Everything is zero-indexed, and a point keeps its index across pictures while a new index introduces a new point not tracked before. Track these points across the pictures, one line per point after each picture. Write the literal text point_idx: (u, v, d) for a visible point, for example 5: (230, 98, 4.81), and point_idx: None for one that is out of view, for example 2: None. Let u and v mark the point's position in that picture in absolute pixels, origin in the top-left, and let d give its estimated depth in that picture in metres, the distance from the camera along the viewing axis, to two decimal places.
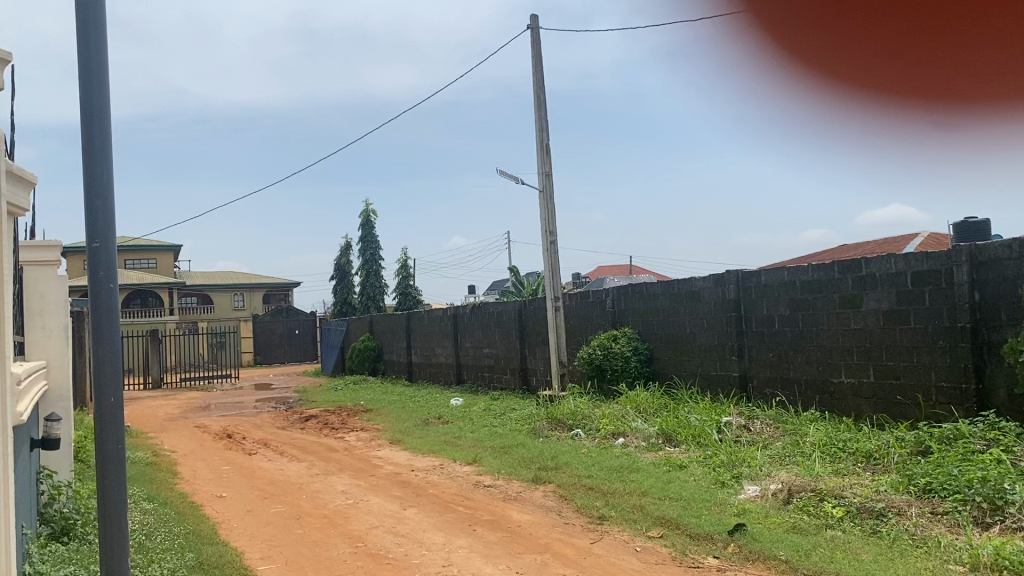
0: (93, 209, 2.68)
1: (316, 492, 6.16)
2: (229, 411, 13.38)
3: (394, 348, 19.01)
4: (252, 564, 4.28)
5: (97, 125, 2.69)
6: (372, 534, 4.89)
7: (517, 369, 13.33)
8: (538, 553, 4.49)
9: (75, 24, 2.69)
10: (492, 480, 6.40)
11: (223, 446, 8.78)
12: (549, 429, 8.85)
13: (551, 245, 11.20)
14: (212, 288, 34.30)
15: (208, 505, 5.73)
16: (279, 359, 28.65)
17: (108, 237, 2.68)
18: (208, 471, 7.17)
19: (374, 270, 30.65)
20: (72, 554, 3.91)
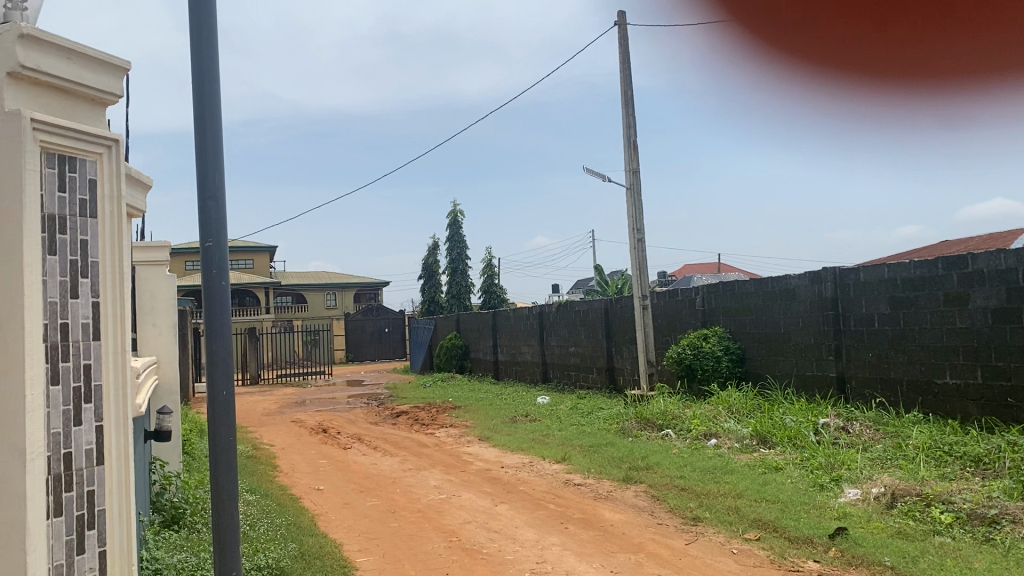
0: (206, 210, 2.79)
1: (409, 486, 6.28)
2: (324, 406, 13.74)
3: (480, 346, 19.17)
4: (351, 556, 4.39)
5: (209, 130, 2.80)
6: (466, 529, 4.95)
7: (604, 368, 13.26)
8: (632, 553, 4.46)
9: (189, 28, 2.80)
10: (583, 479, 6.39)
11: (318, 441, 9.02)
12: (638, 429, 8.76)
13: (638, 243, 11.10)
14: (305, 288, 35.34)
15: (306, 498, 5.91)
16: (370, 356, 29.25)
17: (220, 237, 2.79)
18: (306, 464, 7.38)
19: (460, 269, 31.00)
20: (183, 541, 4.09)
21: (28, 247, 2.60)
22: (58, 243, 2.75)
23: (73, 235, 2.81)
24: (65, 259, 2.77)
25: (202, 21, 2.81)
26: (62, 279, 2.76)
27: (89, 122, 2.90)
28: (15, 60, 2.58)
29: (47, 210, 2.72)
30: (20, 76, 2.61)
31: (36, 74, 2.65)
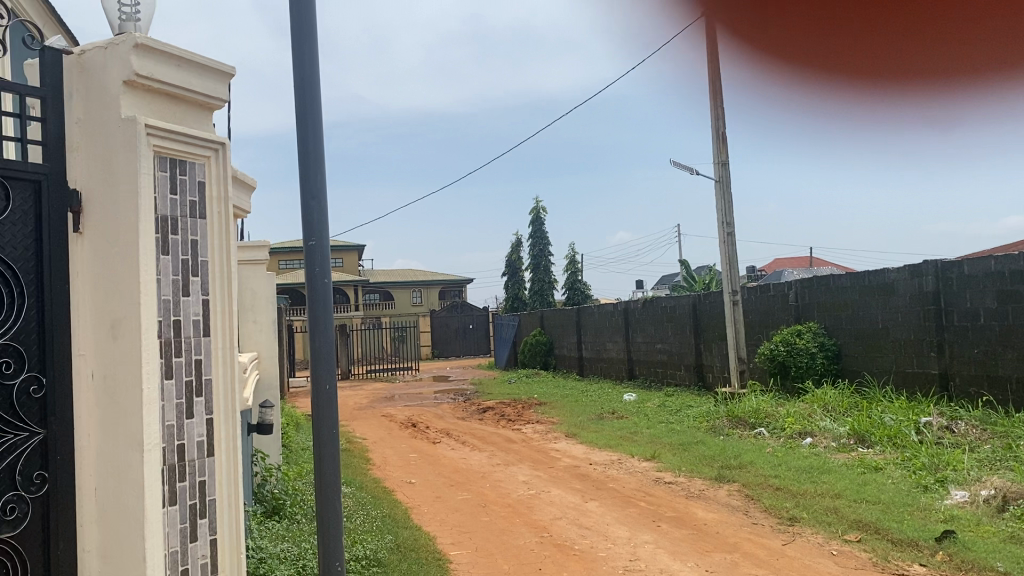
0: (309, 210, 2.87)
1: (499, 481, 6.32)
2: (412, 401, 13.97)
3: (565, 342, 19.16)
4: (445, 549, 4.45)
5: (311, 132, 2.88)
6: (557, 525, 4.96)
7: (692, 365, 13.08)
8: (727, 552, 4.39)
9: (291, 34, 2.89)
10: (674, 477, 6.32)
11: (408, 435, 9.18)
12: (729, 427, 8.61)
13: (728, 237, 10.91)
14: (392, 285, 36.00)
15: (399, 490, 6.02)
16: (455, 353, 29.58)
17: (322, 235, 2.86)
18: (397, 458, 7.53)
19: (543, 265, 31.06)
20: (284, 531, 4.22)
21: (144, 247, 2.73)
22: (171, 243, 2.88)
23: (185, 236, 2.94)
24: (178, 258, 2.90)
25: (304, 27, 2.89)
26: (175, 278, 2.89)
27: (199, 127, 3.02)
28: (131, 68, 2.72)
29: (161, 212, 2.85)
30: (135, 84, 2.75)
31: (150, 81, 2.78)
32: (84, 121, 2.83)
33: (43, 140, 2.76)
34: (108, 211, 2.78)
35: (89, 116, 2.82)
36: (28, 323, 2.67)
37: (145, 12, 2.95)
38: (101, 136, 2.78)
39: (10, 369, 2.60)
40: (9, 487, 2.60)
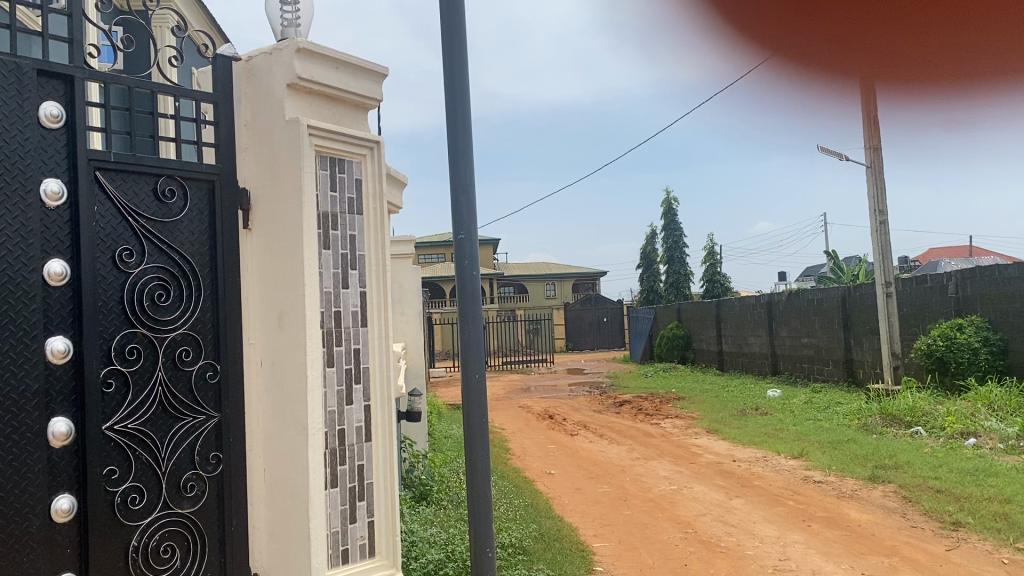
0: (459, 204, 2.94)
1: (639, 475, 6.29)
2: (548, 393, 14.07)
3: (704, 336, 18.78)
4: (588, 540, 4.47)
5: (460, 126, 2.94)
6: (701, 521, 4.88)
7: (841, 360, 12.53)
8: (884, 555, 4.19)
9: (441, 31, 2.97)
10: (823, 476, 6.09)
11: (546, 426, 9.26)
12: (882, 426, 8.18)
13: (880, 226, 10.40)
14: (526, 278, 36.36)
15: (540, 480, 6.10)
16: (589, 346, 29.56)
17: (471, 229, 2.93)
18: (536, 449, 7.61)
19: (679, 257, 30.54)
20: (433, 515, 4.37)
21: (307, 241, 2.89)
22: (331, 238, 3.02)
23: (344, 231, 3.08)
24: (338, 252, 3.04)
25: (453, 25, 2.95)
26: (335, 271, 3.03)
27: (357, 127, 3.15)
28: (294, 72, 2.87)
29: (322, 208, 2.99)
30: (298, 86, 2.90)
31: (312, 83, 2.93)
32: (252, 123, 3.01)
33: (216, 143, 2.97)
34: (276, 209, 2.95)
35: (256, 119, 3.00)
36: (204, 313, 2.87)
37: (305, 15, 3.08)
38: (268, 138, 2.96)
39: (189, 356, 2.81)
40: (189, 465, 2.80)
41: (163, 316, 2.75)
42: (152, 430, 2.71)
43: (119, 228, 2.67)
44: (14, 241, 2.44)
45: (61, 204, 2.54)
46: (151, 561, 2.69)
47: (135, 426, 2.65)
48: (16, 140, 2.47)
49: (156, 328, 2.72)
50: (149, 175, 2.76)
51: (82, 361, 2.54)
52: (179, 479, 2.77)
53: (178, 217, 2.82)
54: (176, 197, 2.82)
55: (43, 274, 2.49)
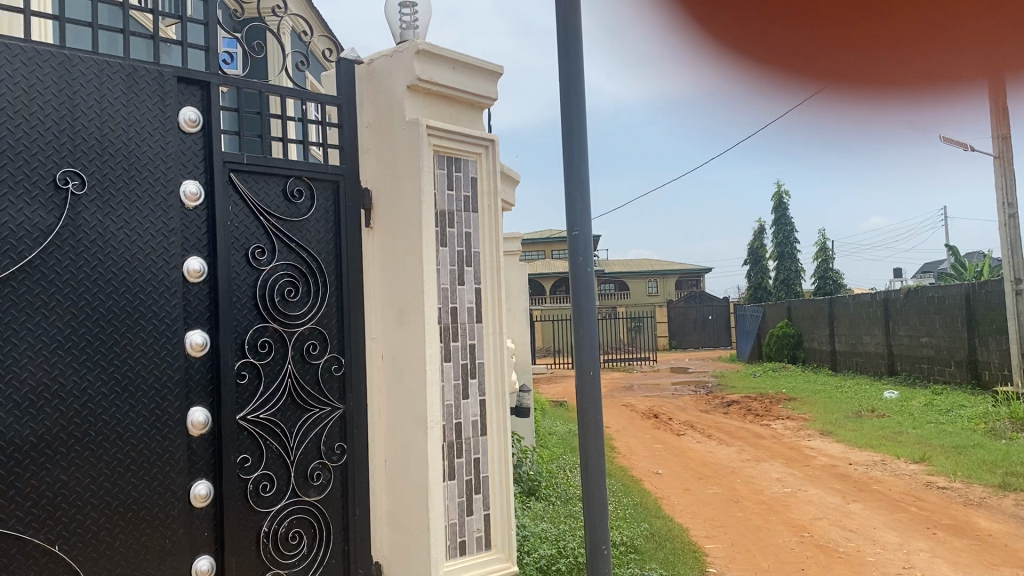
0: (573, 200, 2.92)
1: (751, 477, 6.15)
2: (652, 392, 13.92)
3: (815, 335, 18.19)
4: (700, 541, 4.41)
5: (575, 123, 2.93)
6: (817, 525, 4.75)
7: (965, 361, 11.92)
8: (1019, 567, 3.97)
9: (557, 28, 2.97)
10: (948, 482, 5.81)
11: (652, 426, 9.17)
12: (1012, 430, 7.74)
13: (1010, 219, 9.85)
14: (628, 276, 36.03)
15: (647, 480, 6.05)
16: (693, 344, 29.06)
17: (585, 225, 2.91)
18: (643, 448, 7.55)
19: (788, 253, 29.68)
20: (544, 511, 4.40)
21: (426, 238, 2.95)
22: (448, 236, 3.08)
23: (460, 229, 3.13)
24: (454, 249, 3.10)
25: (569, 22, 2.96)
26: (452, 268, 3.09)
27: (472, 126, 3.20)
28: (414, 73, 2.94)
29: (440, 206, 3.06)
30: (417, 88, 2.97)
31: (430, 84, 2.99)
32: (373, 125, 3.12)
33: (340, 145, 3.09)
34: (396, 208, 3.03)
35: (377, 121, 3.10)
36: (329, 309, 2.99)
37: (422, 17, 3.14)
38: (388, 138, 3.05)
39: (317, 350, 2.93)
40: (315, 455, 2.92)
41: (291, 311, 2.88)
42: (282, 420, 2.83)
43: (251, 227, 2.81)
44: (156, 239, 2.58)
45: (198, 204, 2.68)
46: (281, 546, 2.81)
47: (266, 416, 2.78)
48: (158, 144, 2.61)
49: (285, 323, 2.85)
50: (279, 177, 2.89)
51: (219, 354, 2.67)
52: (306, 468, 2.89)
53: (305, 216, 2.95)
54: (304, 197, 2.95)
55: (182, 271, 2.63)
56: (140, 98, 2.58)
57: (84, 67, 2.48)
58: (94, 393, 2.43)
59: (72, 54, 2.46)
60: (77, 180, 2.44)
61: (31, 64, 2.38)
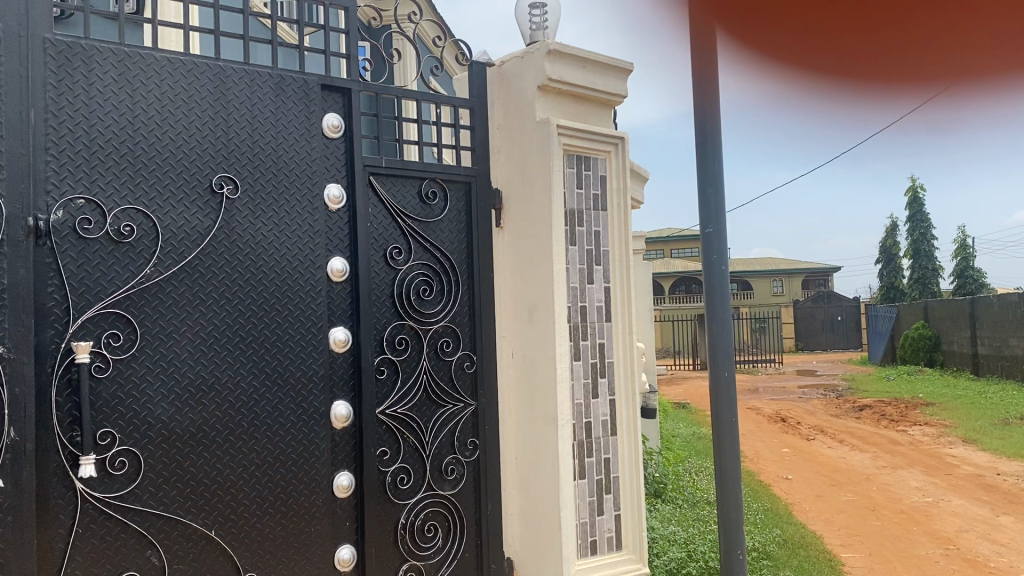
0: (707, 197, 2.85)
1: (887, 484, 5.89)
2: (779, 395, 13.51)
3: (955, 337, 17.19)
4: (835, 550, 4.26)
5: (709, 117, 2.86)
6: (963, 537, 4.49)
7: None
8: None
9: None
10: None
11: (780, 430, 8.90)
12: None
13: None
14: (751, 275, 35.08)
15: (777, 485, 5.88)
16: (821, 346, 28.00)
17: (719, 224, 2.84)
18: (771, 452, 7.34)
19: (923, 251, 28.17)
20: (671, 513, 4.35)
21: (556, 238, 2.96)
22: (577, 235, 3.08)
23: (590, 228, 3.13)
24: (584, 248, 3.10)
25: None
26: (581, 266, 3.09)
27: (602, 124, 3.19)
28: (544, 74, 2.96)
29: (570, 205, 3.06)
30: (547, 88, 2.98)
31: (560, 84, 3.00)
32: (503, 126, 3.16)
33: (472, 147, 3.15)
34: (525, 207, 3.06)
35: (507, 121, 3.13)
36: (461, 307, 3.06)
37: (552, 17, 3.15)
38: (519, 138, 3.08)
39: (449, 347, 3.01)
40: (449, 450, 2.99)
41: (426, 309, 2.97)
42: (417, 416, 2.92)
43: (389, 229, 2.92)
44: (303, 239, 2.70)
45: (341, 207, 2.79)
46: (417, 539, 2.88)
47: (403, 411, 2.87)
48: (303, 149, 2.73)
49: (420, 320, 2.94)
50: (414, 179, 2.98)
51: (359, 350, 2.77)
52: (441, 462, 2.96)
53: (439, 217, 3.03)
54: (437, 198, 3.03)
55: (326, 271, 2.74)
56: (287, 106, 2.71)
57: (237, 78, 2.62)
58: (247, 387, 2.57)
59: (226, 65, 2.60)
60: (231, 185, 2.59)
61: (189, 76, 2.53)
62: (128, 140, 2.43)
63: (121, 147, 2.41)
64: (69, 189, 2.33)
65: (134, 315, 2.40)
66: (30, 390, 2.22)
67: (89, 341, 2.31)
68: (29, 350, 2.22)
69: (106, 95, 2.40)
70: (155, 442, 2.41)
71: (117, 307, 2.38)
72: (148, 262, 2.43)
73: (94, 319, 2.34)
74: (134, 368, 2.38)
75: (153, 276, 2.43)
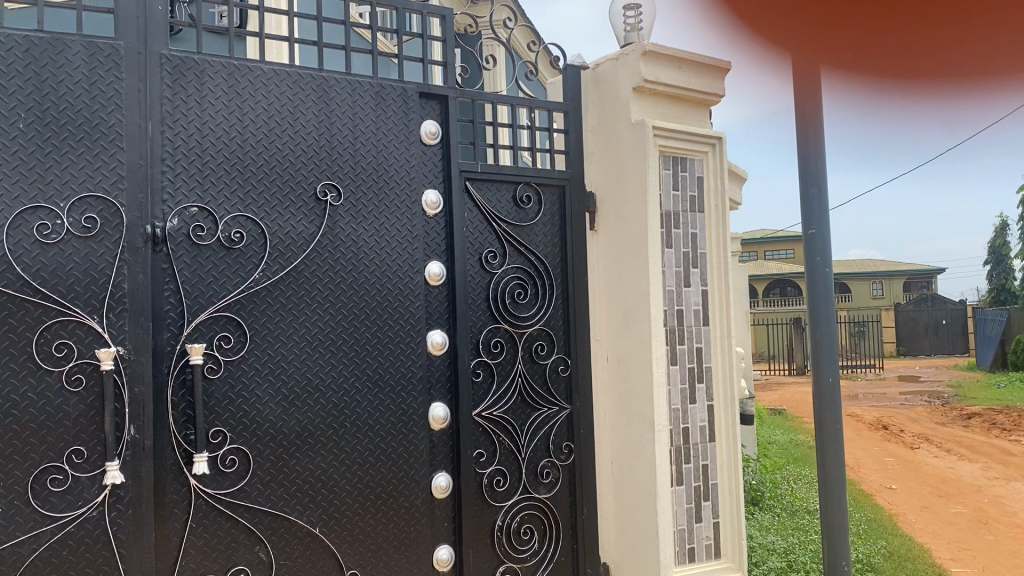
0: (809, 196, 2.77)
1: (1001, 497, 5.60)
2: (880, 401, 13.03)
3: None
4: (945, 564, 4.08)
5: None
6: None
7: None
8: None
9: None
10: None
11: (882, 437, 8.58)
12: None
13: None
14: (849, 277, 33.95)
15: (880, 494, 5.67)
16: (924, 352, 26.88)
17: (822, 223, 2.76)
18: (873, 460, 7.08)
19: None
20: (769, 522, 4.24)
21: (653, 240, 2.93)
22: (674, 237, 3.04)
23: (686, 230, 3.08)
24: (680, 251, 3.06)
25: None
26: (678, 269, 3.04)
27: (699, 125, 3.14)
28: (639, 75, 2.93)
29: (666, 207, 3.03)
30: (643, 89, 2.96)
31: (656, 85, 2.97)
32: (598, 128, 3.14)
33: (565, 150, 3.16)
34: (620, 209, 3.04)
35: (601, 124, 3.12)
36: (555, 311, 3.07)
37: (647, 18, 3.07)
38: (613, 141, 3.06)
39: (544, 351, 3.02)
40: (544, 453, 2.99)
41: (521, 312, 2.98)
42: (513, 418, 2.93)
43: (484, 233, 2.95)
44: (402, 244, 2.75)
45: (438, 212, 2.84)
46: (514, 541, 2.90)
47: (499, 414, 2.89)
48: (402, 156, 2.78)
49: (515, 324, 2.96)
50: (509, 184, 3.00)
51: (457, 353, 2.81)
52: (536, 466, 2.97)
53: (533, 220, 3.05)
54: (532, 202, 3.05)
55: (424, 275, 2.79)
56: (387, 114, 2.76)
57: (339, 88, 2.69)
58: (349, 388, 2.63)
59: (329, 76, 2.67)
60: (334, 192, 2.66)
61: (295, 87, 2.62)
62: (238, 150, 2.52)
63: (232, 157, 2.51)
64: (183, 198, 2.43)
65: (243, 318, 2.49)
66: (148, 390, 2.33)
67: (202, 343, 2.41)
68: (147, 352, 2.33)
69: (218, 108, 2.50)
70: (263, 441, 2.49)
71: (228, 310, 2.47)
72: (257, 268, 2.52)
73: (207, 321, 2.44)
74: (244, 370, 2.47)
75: (261, 281, 2.52)
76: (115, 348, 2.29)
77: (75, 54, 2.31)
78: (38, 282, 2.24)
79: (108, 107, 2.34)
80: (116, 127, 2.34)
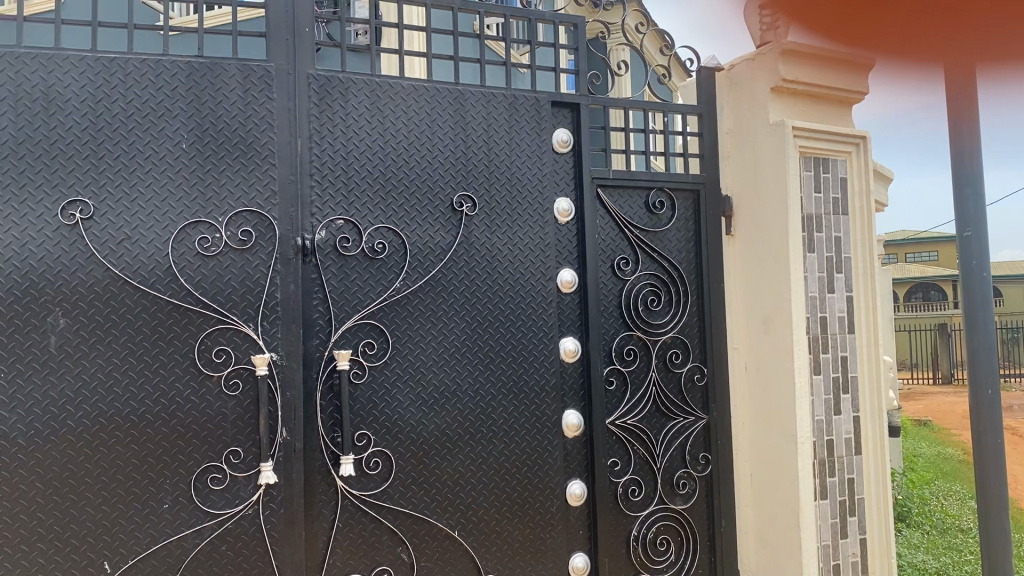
0: (964, 197, 2.60)
1: None
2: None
3: None
4: None
5: None
6: None
7: None
8: None
9: None
10: None
11: None
12: None
13: None
14: None
15: None
16: None
17: (979, 226, 2.58)
18: None
19: None
20: (918, 540, 4.03)
21: (794, 245, 2.84)
22: (816, 241, 2.93)
23: (829, 233, 2.97)
24: (823, 255, 2.94)
25: None
26: (821, 274, 2.93)
27: (842, 124, 3.02)
28: (778, 74, 2.85)
29: (807, 211, 2.92)
30: (781, 89, 2.87)
31: (795, 84, 2.87)
32: (733, 131, 3.07)
33: (700, 154, 3.10)
34: (759, 213, 2.95)
35: (737, 126, 3.05)
36: (690, 318, 3.02)
37: None
38: (751, 143, 2.98)
39: (679, 358, 2.97)
40: (680, 462, 2.95)
41: (655, 319, 2.95)
42: (648, 427, 2.90)
43: (616, 240, 2.94)
44: (534, 252, 2.77)
45: (570, 220, 2.85)
46: (649, 551, 2.87)
47: (633, 422, 2.87)
48: (535, 165, 2.81)
49: (649, 331, 2.93)
50: (642, 190, 2.99)
51: (591, 361, 2.81)
52: (672, 475, 2.92)
53: (667, 226, 3.02)
54: (665, 208, 3.02)
55: (556, 282, 2.80)
56: (520, 124, 2.80)
57: (474, 101, 2.74)
58: (485, 395, 2.67)
59: (465, 89, 2.73)
60: (470, 203, 2.71)
61: (433, 101, 2.69)
62: (379, 164, 2.61)
63: (375, 171, 2.60)
64: (330, 211, 2.53)
65: (386, 326, 2.57)
66: (298, 394, 2.44)
67: (348, 350, 2.50)
68: (298, 358, 2.44)
69: (361, 124, 2.59)
70: (405, 445, 2.56)
71: (372, 318, 2.56)
72: (398, 277, 2.60)
73: (352, 329, 2.53)
74: (386, 376, 2.55)
75: (402, 289, 2.60)
76: (269, 354, 2.41)
77: (231, 76, 2.46)
78: (199, 292, 2.39)
79: (260, 126, 2.48)
80: (268, 144, 2.47)
